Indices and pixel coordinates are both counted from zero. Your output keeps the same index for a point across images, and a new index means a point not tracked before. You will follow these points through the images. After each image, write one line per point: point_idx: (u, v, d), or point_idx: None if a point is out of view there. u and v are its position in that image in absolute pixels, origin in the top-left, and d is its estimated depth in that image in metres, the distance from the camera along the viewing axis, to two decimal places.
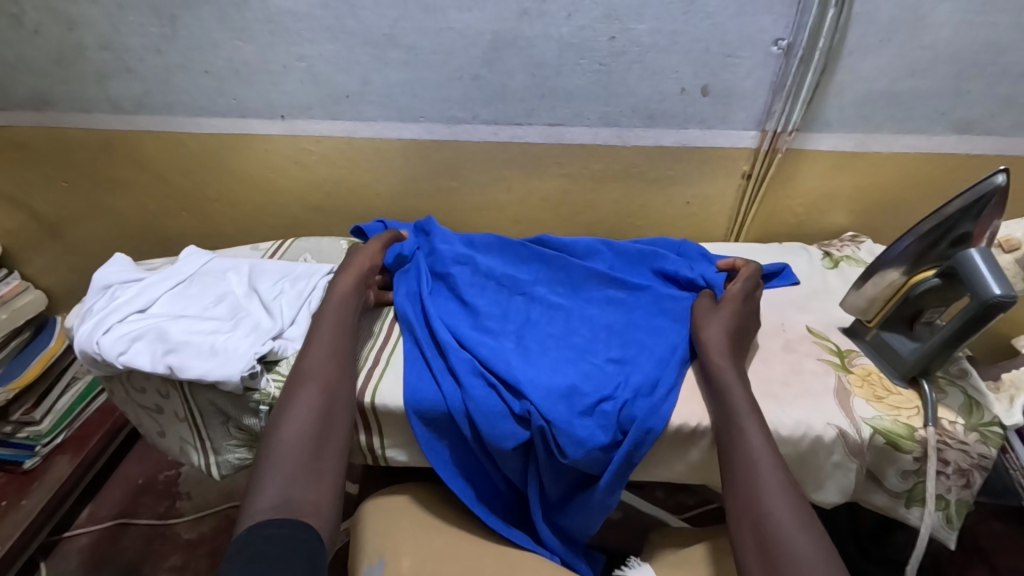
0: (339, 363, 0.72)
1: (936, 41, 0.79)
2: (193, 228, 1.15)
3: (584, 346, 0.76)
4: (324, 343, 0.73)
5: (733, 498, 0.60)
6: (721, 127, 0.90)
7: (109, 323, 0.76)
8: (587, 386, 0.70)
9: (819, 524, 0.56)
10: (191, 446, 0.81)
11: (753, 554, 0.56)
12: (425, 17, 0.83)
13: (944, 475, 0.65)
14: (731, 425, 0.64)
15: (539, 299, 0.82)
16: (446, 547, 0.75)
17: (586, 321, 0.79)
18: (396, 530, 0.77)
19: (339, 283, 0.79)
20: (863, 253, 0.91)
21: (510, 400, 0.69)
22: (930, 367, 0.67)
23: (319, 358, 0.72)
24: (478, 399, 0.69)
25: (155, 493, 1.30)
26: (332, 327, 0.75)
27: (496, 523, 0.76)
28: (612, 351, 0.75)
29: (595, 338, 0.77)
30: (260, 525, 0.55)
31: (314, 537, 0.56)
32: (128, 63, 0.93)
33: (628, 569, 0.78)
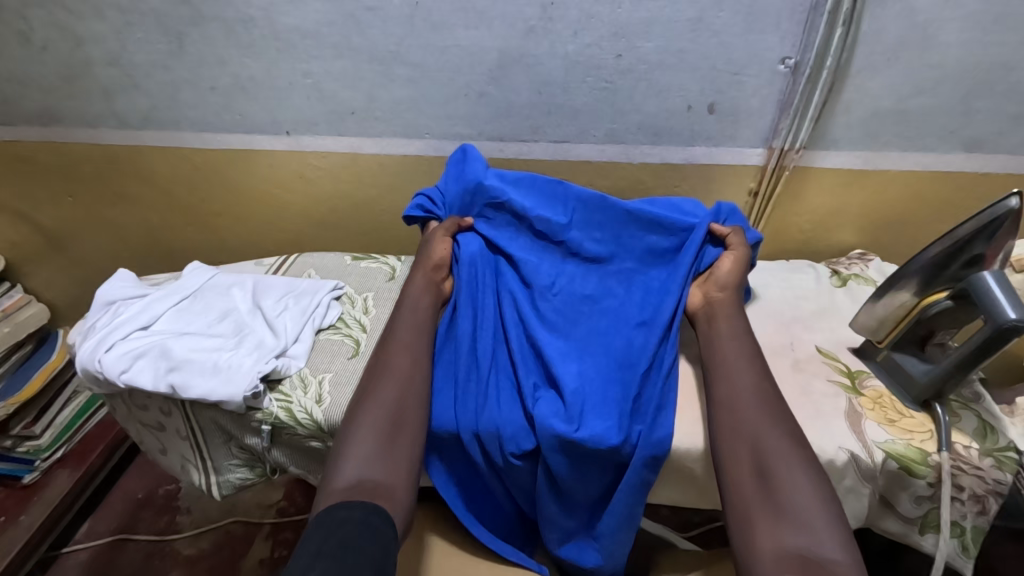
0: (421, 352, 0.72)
1: (943, 59, 0.78)
2: (197, 242, 1.14)
3: (602, 329, 0.75)
4: (404, 333, 0.73)
5: (727, 429, 0.62)
6: (727, 144, 0.90)
7: (112, 341, 0.75)
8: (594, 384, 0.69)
9: (814, 458, 0.58)
10: (192, 464, 0.80)
11: (749, 487, 0.58)
12: (431, 35, 0.83)
13: (959, 501, 0.63)
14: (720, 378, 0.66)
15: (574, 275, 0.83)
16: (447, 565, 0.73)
17: (614, 296, 0.79)
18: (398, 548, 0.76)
19: (415, 285, 0.78)
20: (872, 271, 0.90)
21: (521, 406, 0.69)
22: (943, 390, 0.66)
23: (401, 348, 0.71)
24: (495, 413, 0.69)
25: (154, 508, 1.29)
26: (415, 320, 0.75)
27: (489, 537, 0.74)
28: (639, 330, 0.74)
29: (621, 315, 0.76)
30: (336, 507, 0.57)
31: (387, 519, 0.57)
32: (135, 79, 0.93)
33: None
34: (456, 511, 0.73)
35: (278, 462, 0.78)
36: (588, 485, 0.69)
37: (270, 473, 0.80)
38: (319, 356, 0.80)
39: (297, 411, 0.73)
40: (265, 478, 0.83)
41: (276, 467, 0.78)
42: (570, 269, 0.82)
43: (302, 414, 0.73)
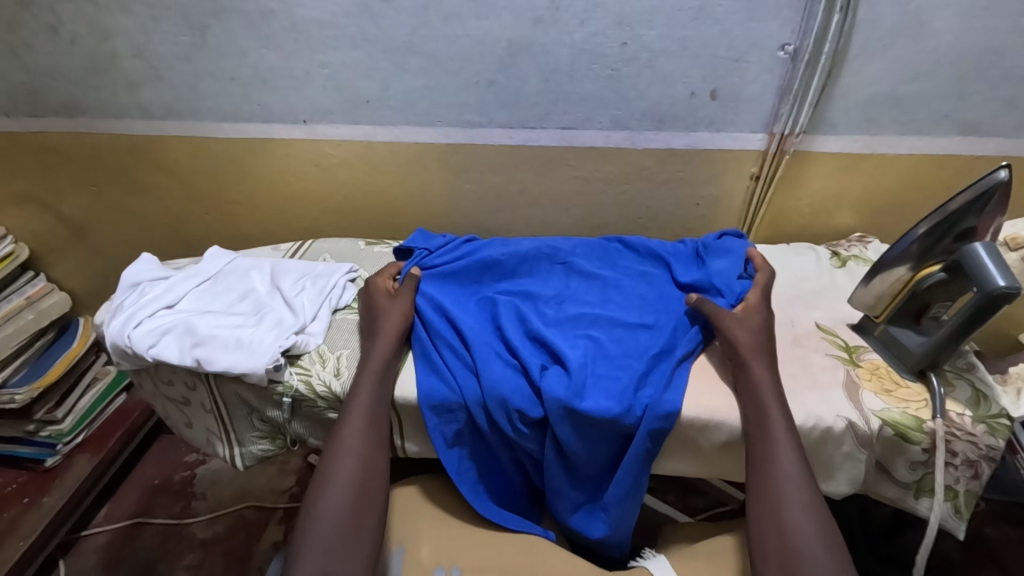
0: (378, 428, 0.71)
1: (938, 45, 0.81)
2: (215, 230, 1.18)
3: (598, 322, 0.79)
4: (359, 407, 0.71)
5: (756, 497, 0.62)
6: (729, 130, 0.92)
7: (139, 318, 0.79)
8: (613, 366, 0.72)
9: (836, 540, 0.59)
10: (217, 437, 0.84)
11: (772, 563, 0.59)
12: (444, 25, 0.87)
13: (953, 466, 0.66)
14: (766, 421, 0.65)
15: (579, 270, 0.88)
16: (465, 535, 0.77)
17: (621, 290, 0.84)
18: (417, 515, 0.79)
19: (381, 335, 0.76)
20: (870, 253, 0.93)
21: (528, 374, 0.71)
22: (938, 361, 0.68)
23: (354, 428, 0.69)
24: (487, 368, 0.72)
25: (171, 493, 1.32)
26: (372, 390, 0.72)
27: (491, 510, 0.77)
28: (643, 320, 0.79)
29: (629, 306, 0.82)
30: None
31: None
32: (159, 70, 0.97)
33: (643, 560, 0.78)
34: (465, 490, 0.76)
35: (299, 435, 0.81)
36: (594, 455, 0.72)
37: (292, 444, 0.83)
38: (337, 333, 0.83)
39: (317, 384, 0.76)
40: (286, 449, 0.86)
41: (297, 439, 0.82)
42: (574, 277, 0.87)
43: (322, 386, 0.76)
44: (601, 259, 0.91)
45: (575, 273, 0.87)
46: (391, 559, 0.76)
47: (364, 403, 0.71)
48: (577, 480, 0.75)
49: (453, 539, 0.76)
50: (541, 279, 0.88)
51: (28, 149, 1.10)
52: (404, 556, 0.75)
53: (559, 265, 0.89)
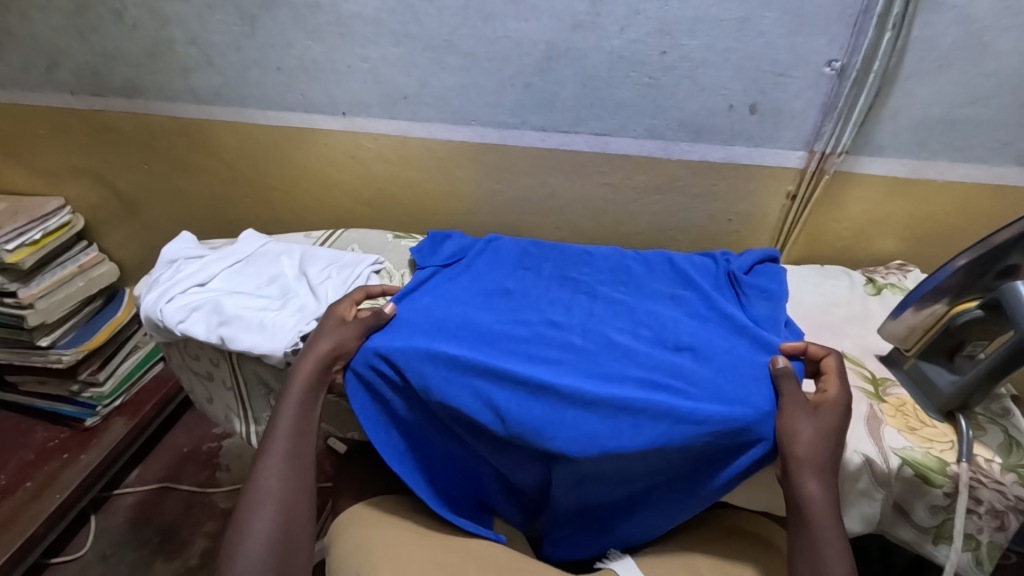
0: (305, 445, 0.72)
1: (1000, 68, 0.76)
2: (255, 213, 1.22)
3: (626, 351, 0.75)
4: (284, 424, 0.71)
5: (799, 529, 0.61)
6: (768, 145, 0.90)
7: (172, 294, 0.83)
8: (643, 396, 0.69)
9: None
10: (235, 414, 0.88)
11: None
12: (483, 26, 0.87)
13: (976, 515, 0.62)
14: (792, 485, 0.61)
15: (603, 296, 0.84)
16: (413, 553, 0.71)
17: (652, 316, 0.80)
18: (370, 537, 0.74)
19: (315, 347, 0.74)
20: (909, 282, 0.88)
21: (494, 390, 0.70)
22: (968, 403, 0.65)
23: (280, 446, 0.70)
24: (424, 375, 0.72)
25: (197, 462, 1.38)
26: (296, 408, 0.72)
27: (445, 515, 0.76)
28: (680, 342, 0.75)
29: (661, 332, 0.78)
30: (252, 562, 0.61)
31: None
32: (210, 57, 1.01)
33: (610, 563, 0.74)
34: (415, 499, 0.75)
35: None
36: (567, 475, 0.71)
37: None
38: None
39: None
40: None
41: None
42: (603, 290, 0.86)
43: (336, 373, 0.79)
44: (626, 281, 0.87)
45: (598, 298, 0.84)
46: None
47: (289, 419, 0.72)
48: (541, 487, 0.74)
49: (404, 558, 0.70)
50: (562, 298, 0.85)
51: (88, 125, 1.16)
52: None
53: (579, 286, 0.87)
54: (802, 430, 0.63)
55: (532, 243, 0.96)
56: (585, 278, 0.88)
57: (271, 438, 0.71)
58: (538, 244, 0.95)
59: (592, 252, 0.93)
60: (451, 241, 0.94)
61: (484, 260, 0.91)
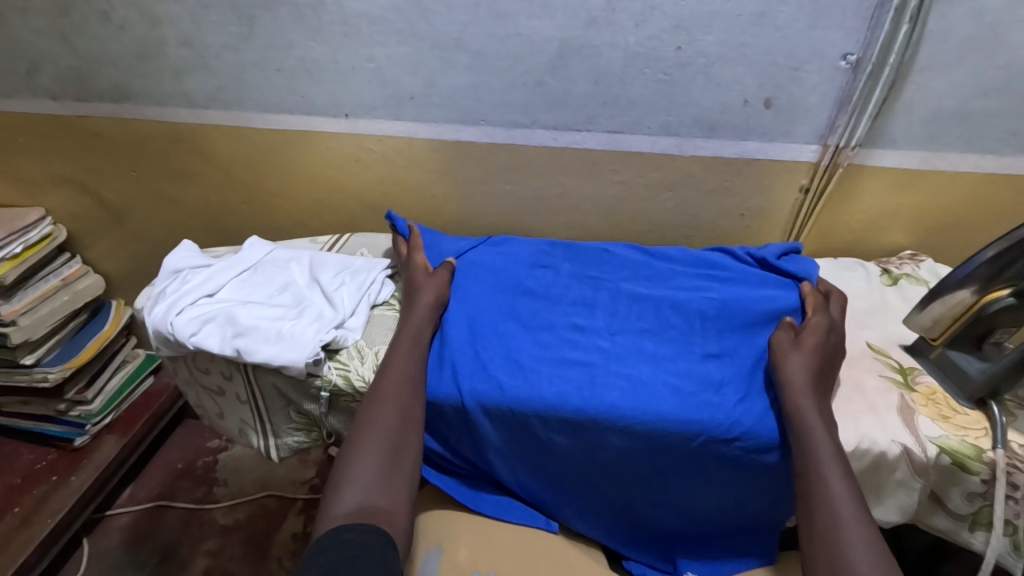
0: (413, 417, 0.69)
1: (1012, 60, 0.78)
2: (251, 221, 1.18)
3: (656, 354, 0.75)
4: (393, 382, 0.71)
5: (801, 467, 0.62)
6: (782, 140, 0.90)
7: (181, 306, 0.79)
8: (675, 409, 0.68)
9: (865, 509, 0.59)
10: (251, 428, 0.84)
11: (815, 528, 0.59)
12: (494, 24, 0.86)
13: (1014, 500, 0.63)
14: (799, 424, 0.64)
15: (626, 294, 0.84)
16: (502, 540, 0.75)
17: (679, 308, 0.80)
18: (458, 517, 0.77)
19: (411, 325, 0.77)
20: (923, 272, 0.90)
21: (547, 390, 0.70)
22: (999, 390, 0.66)
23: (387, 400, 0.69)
24: (437, 387, 0.72)
25: (193, 478, 1.33)
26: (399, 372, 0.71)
27: (492, 507, 0.77)
28: (709, 347, 0.75)
29: (690, 330, 0.78)
30: (341, 529, 0.59)
31: (391, 546, 0.59)
32: (205, 59, 0.97)
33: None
34: (450, 490, 0.77)
35: (335, 428, 0.81)
36: (620, 464, 0.72)
37: (326, 437, 0.83)
38: (375, 329, 0.82)
39: (356, 379, 0.76)
40: (319, 442, 0.85)
41: (332, 432, 0.82)
42: (624, 287, 0.85)
43: (360, 382, 0.76)
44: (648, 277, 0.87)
45: (621, 295, 0.83)
46: (428, 558, 0.73)
47: (393, 389, 0.70)
48: (566, 481, 0.75)
49: (493, 548, 0.74)
50: (584, 296, 0.84)
51: (72, 132, 1.11)
52: (442, 556, 0.73)
53: (599, 284, 0.86)
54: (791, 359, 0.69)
55: (547, 242, 0.93)
56: (604, 276, 0.87)
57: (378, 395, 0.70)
58: (554, 244, 0.93)
59: (608, 250, 0.91)
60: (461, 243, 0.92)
61: (497, 257, 0.89)
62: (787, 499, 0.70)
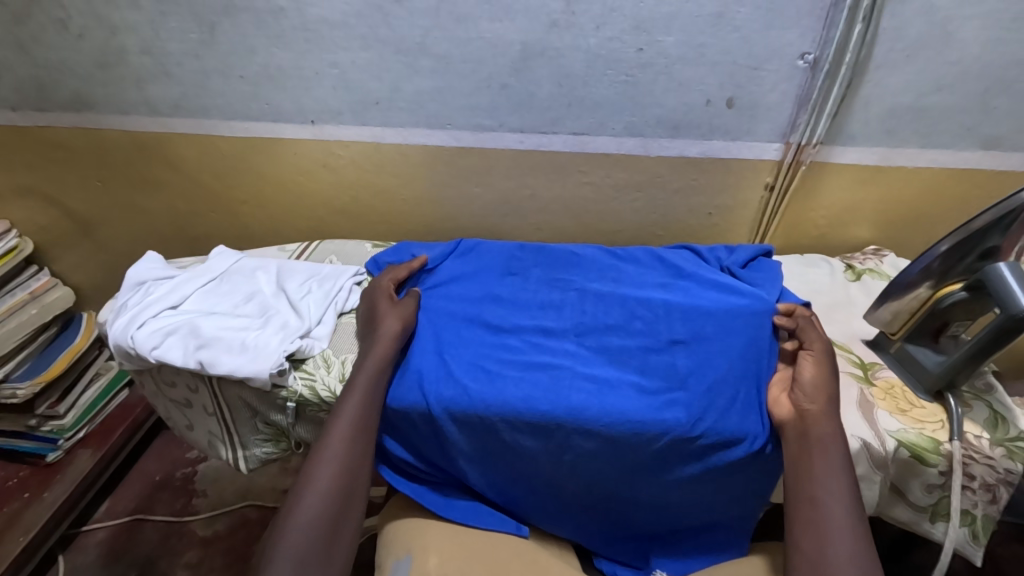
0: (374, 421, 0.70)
1: (966, 56, 0.79)
2: (222, 229, 1.17)
3: (621, 354, 0.75)
4: (357, 387, 0.70)
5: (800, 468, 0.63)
6: (745, 139, 0.91)
7: (143, 319, 0.78)
8: (639, 411, 0.68)
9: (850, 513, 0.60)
10: (219, 440, 0.83)
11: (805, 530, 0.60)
12: (457, 27, 0.85)
13: (970, 490, 0.65)
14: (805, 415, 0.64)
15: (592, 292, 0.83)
16: (474, 547, 0.74)
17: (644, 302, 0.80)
18: (426, 526, 0.77)
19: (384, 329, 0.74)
20: (886, 266, 0.91)
21: (512, 394, 0.70)
22: (955, 382, 0.67)
23: (349, 409, 0.69)
24: (401, 394, 0.72)
25: (172, 489, 1.31)
26: (370, 375, 0.71)
27: (462, 514, 0.77)
28: (676, 334, 0.75)
29: (657, 319, 0.78)
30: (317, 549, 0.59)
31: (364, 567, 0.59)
32: (167, 67, 0.96)
33: None
34: (417, 497, 0.77)
35: (302, 438, 0.80)
36: (587, 469, 0.72)
37: (295, 447, 0.82)
38: (342, 337, 0.82)
39: (321, 389, 0.75)
40: (288, 452, 0.85)
41: (300, 442, 0.81)
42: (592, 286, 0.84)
43: (326, 393, 0.75)
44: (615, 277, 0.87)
45: (588, 295, 0.83)
46: (398, 566, 0.73)
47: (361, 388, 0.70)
48: (534, 487, 0.76)
49: (463, 554, 0.73)
50: (552, 302, 0.83)
51: (35, 143, 1.09)
52: (411, 563, 0.72)
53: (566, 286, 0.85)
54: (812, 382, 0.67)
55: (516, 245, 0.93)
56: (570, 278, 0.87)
57: (342, 403, 0.70)
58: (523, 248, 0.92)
59: (579, 253, 0.90)
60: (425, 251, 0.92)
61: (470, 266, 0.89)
62: (754, 496, 0.71)
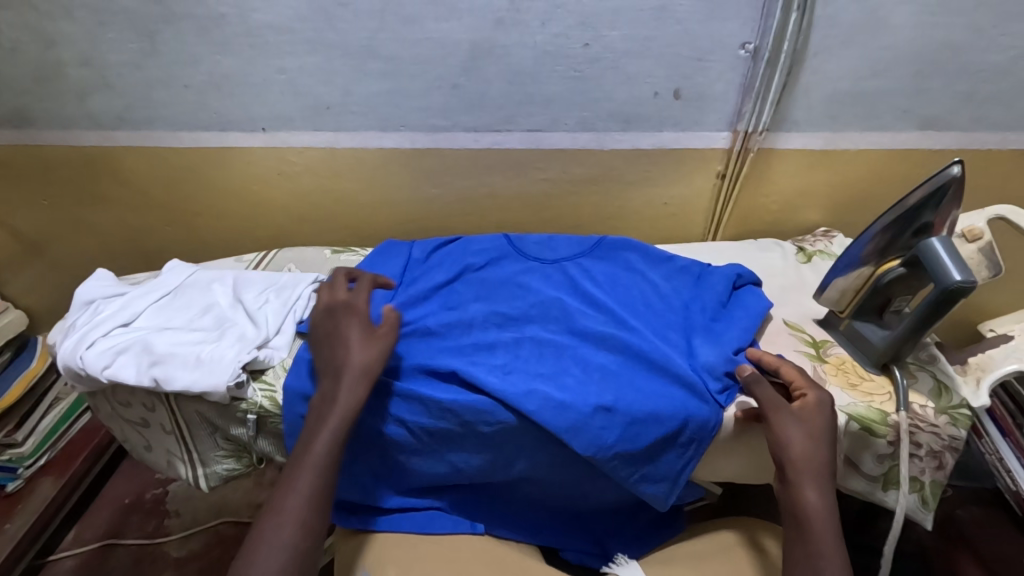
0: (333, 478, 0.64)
1: (897, 41, 0.82)
2: (178, 241, 1.15)
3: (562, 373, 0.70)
4: (314, 450, 0.63)
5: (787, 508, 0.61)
6: (695, 129, 0.93)
7: (92, 338, 0.76)
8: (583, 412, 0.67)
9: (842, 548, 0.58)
10: (179, 458, 0.82)
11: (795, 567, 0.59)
12: (404, 29, 0.85)
13: (918, 457, 0.67)
14: (791, 492, 0.61)
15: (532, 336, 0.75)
16: (428, 553, 0.74)
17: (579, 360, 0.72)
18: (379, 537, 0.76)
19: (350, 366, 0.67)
20: (835, 247, 0.94)
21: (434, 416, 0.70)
22: (900, 354, 0.70)
23: (306, 477, 0.62)
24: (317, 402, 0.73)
25: (143, 511, 1.27)
26: (334, 428, 0.64)
27: (413, 523, 0.77)
28: (603, 398, 0.68)
29: (587, 380, 0.70)
30: None
31: None
32: (108, 78, 0.93)
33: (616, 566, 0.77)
34: (358, 523, 0.77)
35: (265, 452, 0.80)
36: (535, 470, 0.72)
37: (258, 462, 0.82)
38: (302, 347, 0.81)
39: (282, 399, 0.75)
40: (251, 468, 0.84)
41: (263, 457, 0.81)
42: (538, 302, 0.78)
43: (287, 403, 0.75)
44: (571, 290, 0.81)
45: (526, 339, 0.74)
46: None
47: (322, 447, 0.63)
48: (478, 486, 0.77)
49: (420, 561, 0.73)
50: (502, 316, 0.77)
51: None
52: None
53: (507, 324, 0.77)
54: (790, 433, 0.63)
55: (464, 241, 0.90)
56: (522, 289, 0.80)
57: (301, 464, 0.63)
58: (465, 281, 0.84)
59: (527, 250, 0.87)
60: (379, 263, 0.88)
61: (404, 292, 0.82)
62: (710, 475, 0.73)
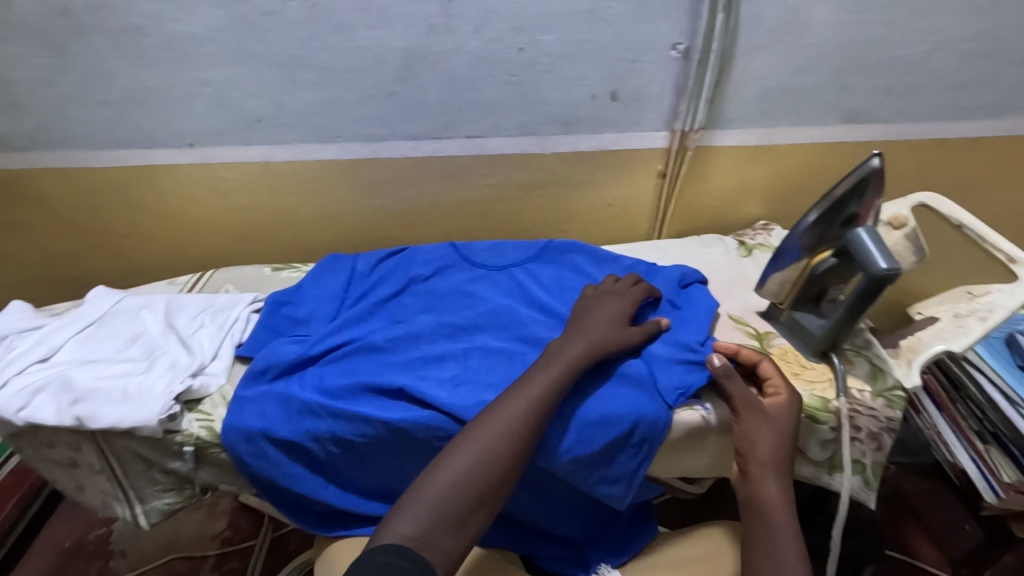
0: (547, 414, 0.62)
1: (819, 39, 0.85)
2: (106, 265, 1.08)
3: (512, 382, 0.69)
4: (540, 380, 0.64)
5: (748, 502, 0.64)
6: (633, 129, 0.94)
7: (6, 377, 0.71)
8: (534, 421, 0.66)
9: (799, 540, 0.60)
10: (114, 497, 0.76)
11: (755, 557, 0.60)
12: (334, 37, 0.83)
13: (858, 440, 0.70)
14: (753, 486, 0.63)
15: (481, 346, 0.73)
16: None
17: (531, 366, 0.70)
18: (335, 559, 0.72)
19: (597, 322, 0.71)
20: (774, 240, 0.96)
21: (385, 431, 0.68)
22: (837, 341, 0.72)
23: (514, 409, 0.61)
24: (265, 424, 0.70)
25: (85, 554, 1.19)
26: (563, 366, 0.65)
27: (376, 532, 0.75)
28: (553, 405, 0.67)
29: None
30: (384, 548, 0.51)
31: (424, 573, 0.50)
32: (15, 97, 0.87)
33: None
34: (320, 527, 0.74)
35: (207, 483, 0.76)
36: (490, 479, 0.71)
37: (201, 492, 0.78)
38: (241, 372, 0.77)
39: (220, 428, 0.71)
40: (195, 500, 0.79)
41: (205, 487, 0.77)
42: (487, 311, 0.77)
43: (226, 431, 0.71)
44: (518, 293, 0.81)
45: (474, 349, 0.73)
46: None
47: (545, 382, 0.64)
48: None
49: None
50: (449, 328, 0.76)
51: None
52: None
53: (458, 334, 0.76)
54: (757, 429, 0.65)
55: (410, 252, 0.88)
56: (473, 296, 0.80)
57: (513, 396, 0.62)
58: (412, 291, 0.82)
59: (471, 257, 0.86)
60: (324, 276, 0.86)
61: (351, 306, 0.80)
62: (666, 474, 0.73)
